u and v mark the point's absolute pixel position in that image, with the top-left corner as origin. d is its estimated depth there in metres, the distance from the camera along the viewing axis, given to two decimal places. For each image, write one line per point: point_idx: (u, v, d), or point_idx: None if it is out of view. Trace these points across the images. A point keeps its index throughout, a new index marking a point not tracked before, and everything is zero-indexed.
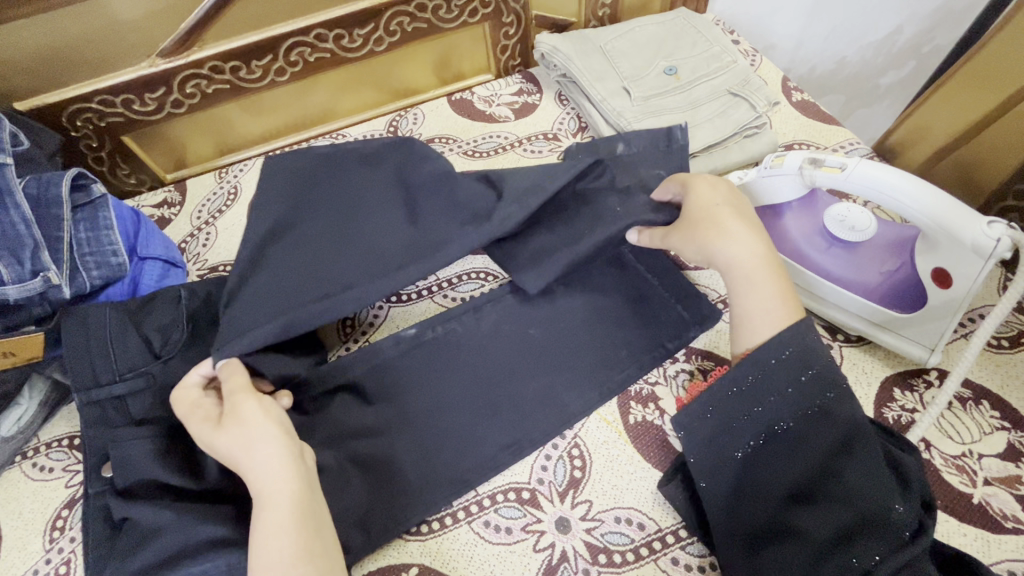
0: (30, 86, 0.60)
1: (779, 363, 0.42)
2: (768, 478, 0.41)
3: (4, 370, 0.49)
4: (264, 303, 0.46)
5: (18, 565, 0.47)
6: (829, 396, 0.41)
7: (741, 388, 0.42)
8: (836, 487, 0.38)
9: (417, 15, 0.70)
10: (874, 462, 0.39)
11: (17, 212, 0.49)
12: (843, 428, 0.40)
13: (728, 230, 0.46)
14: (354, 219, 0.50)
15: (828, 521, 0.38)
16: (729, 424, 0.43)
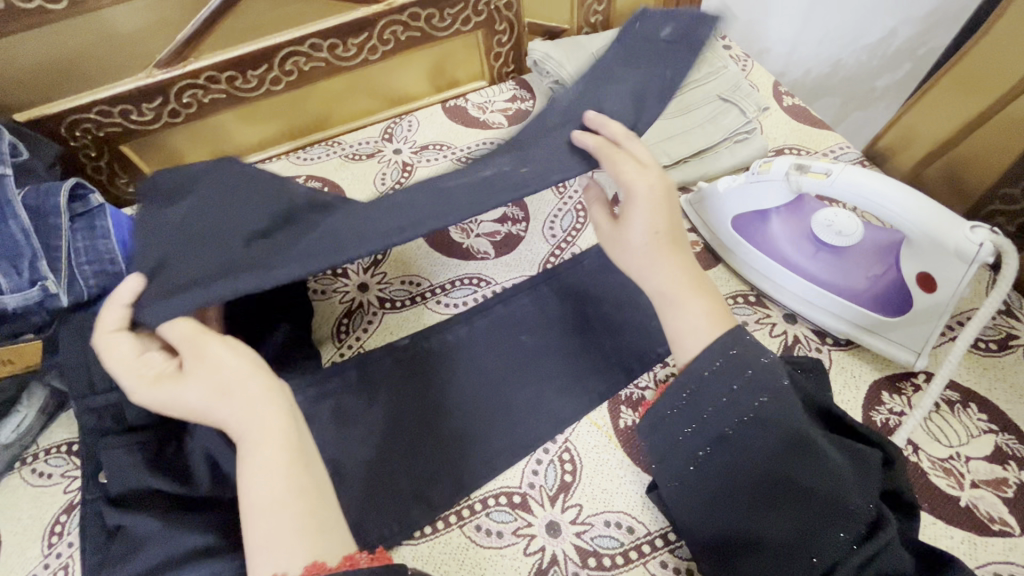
0: (31, 98, 0.61)
1: (712, 374, 0.40)
2: (730, 487, 0.40)
3: (5, 377, 0.51)
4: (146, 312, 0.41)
5: (17, 570, 0.48)
6: (762, 401, 0.39)
7: (685, 399, 0.41)
8: (794, 490, 0.38)
9: (411, 24, 0.71)
10: (824, 461, 0.38)
11: (17, 222, 0.50)
12: (790, 432, 0.38)
13: (657, 246, 0.45)
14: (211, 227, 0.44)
15: (791, 524, 0.38)
16: (680, 434, 0.42)
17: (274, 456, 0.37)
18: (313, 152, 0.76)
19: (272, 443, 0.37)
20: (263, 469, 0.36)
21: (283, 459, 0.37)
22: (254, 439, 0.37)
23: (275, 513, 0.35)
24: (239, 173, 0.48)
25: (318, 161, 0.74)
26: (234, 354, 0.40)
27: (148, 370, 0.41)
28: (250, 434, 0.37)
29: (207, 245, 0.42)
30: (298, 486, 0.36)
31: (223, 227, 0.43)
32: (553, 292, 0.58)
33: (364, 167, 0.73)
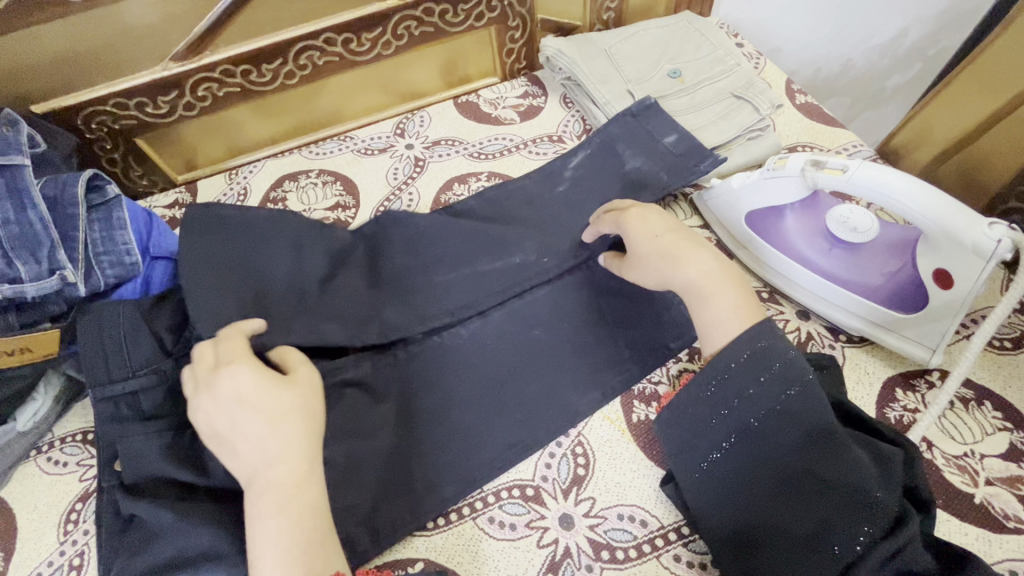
0: (46, 90, 0.61)
1: (740, 365, 0.42)
2: (750, 478, 0.40)
3: (22, 367, 0.50)
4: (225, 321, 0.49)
5: (32, 557, 0.48)
6: (790, 393, 0.40)
7: (711, 391, 0.42)
8: (815, 482, 0.38)
9: (424, 19, 0.71)
10: (847, 454, 0.39)
11: (35, 212, 0.50)
12: (813, 425, 0.39)
13: (685, 247, 0.47)
14: (275, 270, 0.54)
15: (812, 516, 0.38)
16: (704, 426, 0.42)
17: (302, 505, 0.39)
18: (326, 146, 0.76)
19: (309, 491, 0.40)
20: (282, 512, 0.38)
21: (305, 506, 0.39)
22: (283, 487, 0.39)
23: (288, 553, 0.37)
24: (266, 217, 0.56)
25: (332, 155, 0.75)
26: (305, 398, 0.42)
27: (250, 363, 0.43)
28: (282, 479, 0.39)
29: (264, 282, 0.53)
30: (321, 534, 0.39)
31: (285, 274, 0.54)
32: (566, 286, 0.58)
33: (377, 161, 0.73)
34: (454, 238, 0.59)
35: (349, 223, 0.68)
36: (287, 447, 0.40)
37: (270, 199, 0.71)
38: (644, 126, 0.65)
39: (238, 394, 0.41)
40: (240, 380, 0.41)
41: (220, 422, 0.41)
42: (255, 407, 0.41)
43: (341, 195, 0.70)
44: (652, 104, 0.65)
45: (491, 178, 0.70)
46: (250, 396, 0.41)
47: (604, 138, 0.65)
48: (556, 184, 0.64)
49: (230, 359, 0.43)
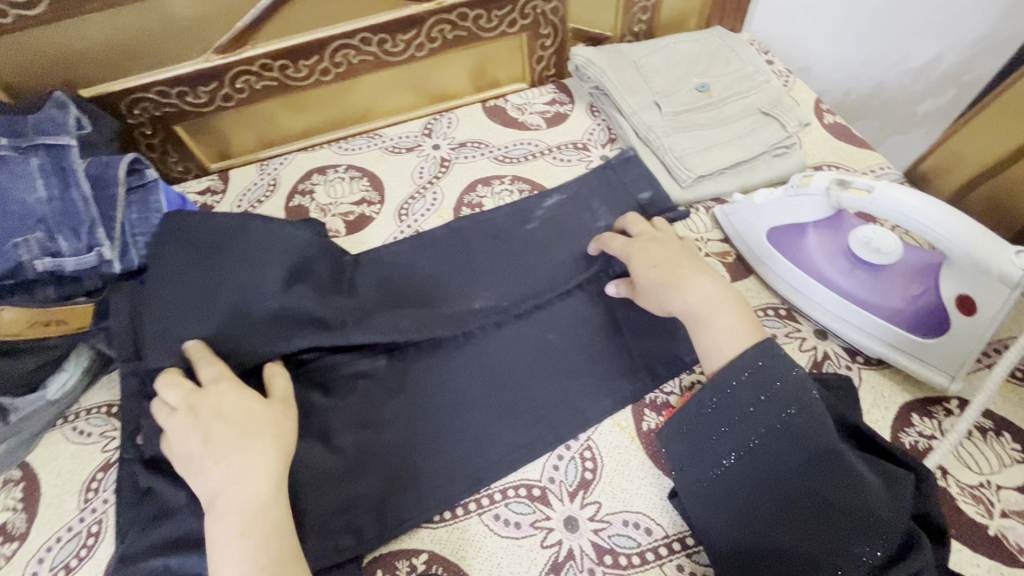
0: (95, 75, 0.64)
1: (740, 384, 0.42)
2: (757, 495, 0.40)
3: (55, 337, 0.52)
4: (211, 329, 0.49)
5: (54, 521, 0.50)
6: (790, 413, 0.40)
7: (713, 408, 0.43)
8: (825, 501, 0.38)
9: (459, 23, 0.72)
10: (857, 475, 0.39)
11: (78, 189, 0.53)
12: (822, 445, 0.39)
13: (685, 274, 0.49)
14: (235, 275, 0.51)
15: (821, 536, 0.38)
16: (708, 441, 0.42)
17: (267, 522, 0.40)
18: (354, 142, 0.78)
19: (271, 513, 0.41)
20: (245, 534, 0.39)
21: (265, 521, 0.40)
22: (245, 506, 0.40)
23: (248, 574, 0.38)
24: (219, 227, 0.53)
25: (359, 152, 0.76)
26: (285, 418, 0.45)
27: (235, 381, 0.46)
28: (246, 496, 0.41)
29: (231, 289, 0.51)
30: (276, 556, 0.39)
31: (249, 279, 0.52)
32: (583, 291, 0.58)
33: (404, 160, 0.75)
34: (450, 264, 0.61)
35: (373, 218, 0.69)
36: (250, 463, 0.42)
37: (298, 191, 0.73)
38: (619, 179, 0.64)
39: (222, 407, 0.44)
40: (227, 398, 0.44)
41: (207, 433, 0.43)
42: (233, 422, 0.43)
43: (367, 190, 0.72)
44: (630, 156, 0.66)
45: (515, 182, 0.71)
46: (231, 413, 0.44)
47: (582, 187, 0.65)
48: (527, 221, 0.63)
49: (219, 378, 0.46)
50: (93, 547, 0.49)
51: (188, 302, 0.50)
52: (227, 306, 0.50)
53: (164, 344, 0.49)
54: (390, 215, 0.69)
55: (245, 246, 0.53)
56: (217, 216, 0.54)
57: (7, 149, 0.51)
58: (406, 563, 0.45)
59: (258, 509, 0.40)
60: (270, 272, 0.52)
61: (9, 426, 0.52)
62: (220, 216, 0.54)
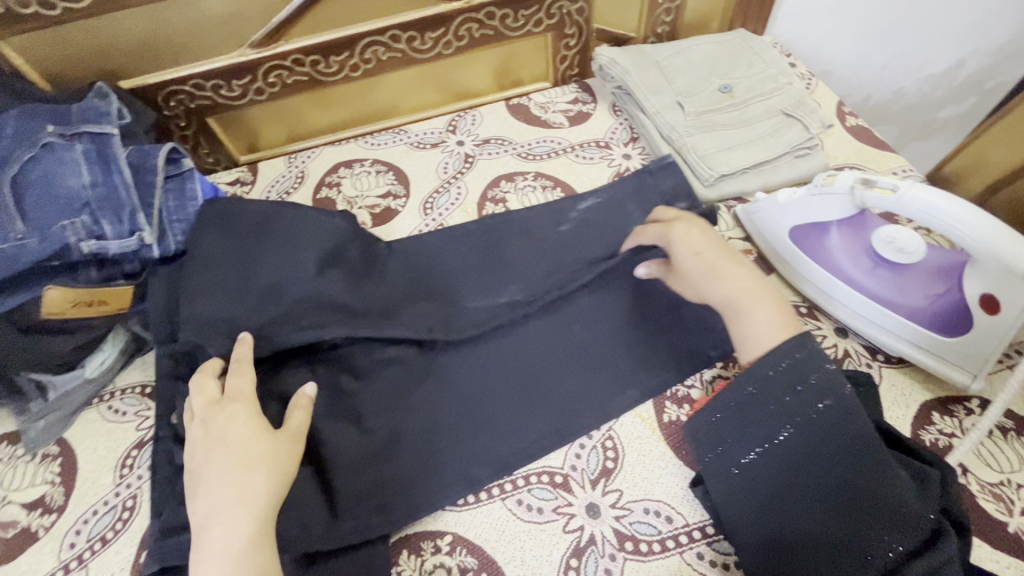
0: (135, 67, 0.66)
1: (779, 373, 0.42)
2: (784, 486, 0.41)
3: (99, 318, 0.55)
4: (259, 317, 0.52)
5: (91, 495, 0.52)
6: (823, 406, 0.41)
7: (745, 398, 0.42)
8: (851, 493, 0.39)
9: (486, 22, 0.74)
10: (885, 469, 0.39)
11: (120, 176, 0.54)
12: (851, 438, 0.40)
13: (727, 266, 0.48)
14: (273, 263, 0.54)
15: (845, 526, 0.39)
16: (737, 432, 0.42)
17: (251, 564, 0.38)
18: (380, 137, 0.79)
19: (255, 556, 0.39)
20: None
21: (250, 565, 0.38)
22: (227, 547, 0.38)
23: None
24: (256, 217, 0.56)
25: (385, 147, 0.78)
26: (283, 450, 0.44)
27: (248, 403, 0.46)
28: (230, 537, 0.39)
29: (272, 277, 0.53)
30: None
31: (286, 265, 0.54)
32: (606, 285, 0.59)
33: (429, 155, 0.76)
34: (474, 258, 0.61)
35: (398, 211, 0.71)
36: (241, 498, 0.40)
37: (325, 183, 0.74)
38: (656, 183, 0.65)
39: (228, 429, 0.43)
40: (237, 421, 0.44)
41: (226, 435, 0.43)
42: (236, 449, 0.42)
43: (393, 184, 0.74)
44: (671, 161, 0.65)
45: (538, 179, 0.72)
46: (235, 439, 0.43)
47: (617, 192, 0.65)
48: (561, 223, 0.63)
49: (236, 396, 0.46)
50: (128, 521, 0.50)
51: (232, 291, 0.53)
52: (270, 293, 0.53)
53: (212, 331, 0.51)
54: (415, 209, 0.71)
55: (280, 233, 0.55)
56: (252, 205, 0.56)
57: (53, 136, 0.53)
58: (430, 544, 0.46)
59: (244, 551, 0.38)
60: (306, 258, 0.54)
61: (48, 403, 0.55)
62: (255, 206, 0.56)
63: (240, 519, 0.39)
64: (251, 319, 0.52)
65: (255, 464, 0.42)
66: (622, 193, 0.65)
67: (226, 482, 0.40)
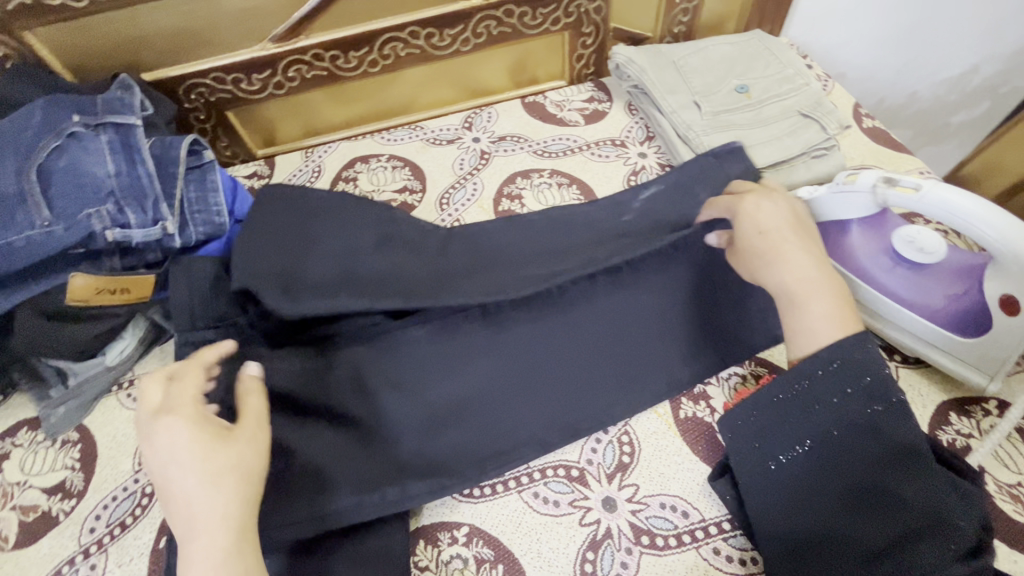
0: (157, 60, 0.67)
1: (830, 373, 0.42)
2: (822, 484, 0.41)
3: (118, 305, 0.56)
4: (319, 294, 0.51)
5: (110, 480, 0.53)
6: (876, 411, 0.41)
7: (792, 395, 0.43)
8: (892, 498, 0.38)
9: (504, 20, 0.74)
10: (931, 478, 0.39)
11: (144, 166, 0.55)
12: (899, 445, 0.39)
13: (790, 251, 0.47)
14: (331, 246, 0.54)
15: (882, 530, 0.38)
16: (780, 428, 0.43)
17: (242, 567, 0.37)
18: (396, 133, 0.80)
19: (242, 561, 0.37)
20: None
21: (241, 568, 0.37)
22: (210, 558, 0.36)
23: None
24: (314, 203, 0.57)
25: (401, 143, 0.78)
26: (246, 451, 0.41)
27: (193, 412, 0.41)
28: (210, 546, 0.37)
29: (331, 259, 0.54)
30: None
31: (344, 249, 0.54)
32: None
33: (444, 151, 0.77)
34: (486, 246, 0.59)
35: (415, 206, 0.71)
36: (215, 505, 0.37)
37: (342, 177, 0.75)
38: (722, 168, 0.62)
39: (175, 439, 0.39)
40: (183, 429, 0.39)
41: (181, 439, 0.39)
42: (191, 462, 0.38)
43: (409, 179, 0.74)
44: (737, 147, 0.63)
45: (553, 176, 0.72)
46: (185, 451, 0.38)
47: (681, 175, 0.63)
48: (623, 214, 0.62)
49: (175, 406, 0.41)
50: (147, 507, 0.51)
51: (291, 269, 0.52)
52: (330, 271, 0.53)
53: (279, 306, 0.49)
54: (431, 204, 0.71)
55: (336, 218, 0.56)
56: (309, 193, 0.57)
57: (79, 125, 0.54)
58: (447, 534, 0.47)
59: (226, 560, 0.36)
60: (362, 243, 0.55)
61: (66, 389, 0.57)
62: (314, 193, 0.57)
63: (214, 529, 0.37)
64: (310, 295, 0.51)
65: (221, 472, 0.38)
66: (683, 171, 0.63)
67: (191, 493, 0.37)
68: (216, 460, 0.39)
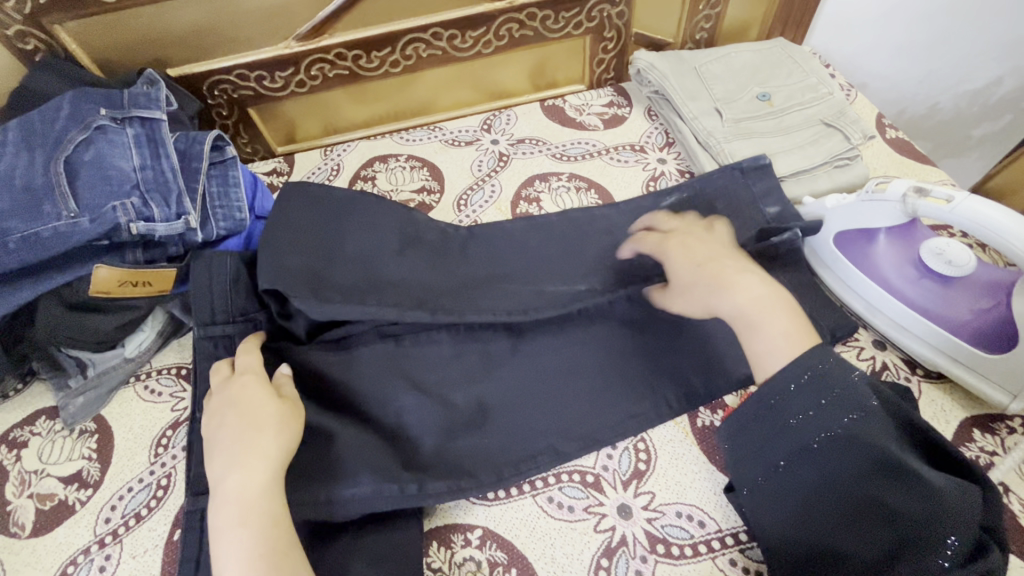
0: (183, 56, 0.67)
1: (799, 387, 0.41)
2: (812, 499, 0.40)
3: (142, 297, 0.56)
4: (343, 291, 0.51)
5: (126, 471, 0.53)
6: (852, 419, 0.39)
7: (768, 409, 0.42)
8: (882, 509, 0.38)
9: (527, 23, 0.74)
10: (921, 488, 0.37)
11: (168, 161, 0.55)
12: (884, 455, 0.38)
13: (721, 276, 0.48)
14: (354, 247, 0.55)
15: (875, 543, 0.38)
16: (762, 443, 0.42)
17: (266, 513, 0.39)
18: (414, 134, 0.80)
19: (271, 502, 0.40)
20: (243, 524, 0.39)
21: (271, 515, 0.40)
22: (244, 496, 0.40)
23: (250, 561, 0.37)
24: (339, 201, 0.57)
25: (420, 143, 0.79)
26: (293, 410, 0.45)
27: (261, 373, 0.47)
28: (247, 486, 0.40)
29: (354, 259, 0.54)
30: (274, 549, 0.38)
31: (367, 251, 0.55)
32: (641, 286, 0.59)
33: (463, 153, 0.77)
34: (507, 248, 0.60)
35: (433, 206, 0.71)
36: (258, 450, 0.42)
37: (360, 176, 0.75)
38: (749, 183, 0.61)
39: (241, 395, 0.45)
40: (248, 388, 0.46)
41: (245, 395, 0.45)
42: (248, 412, 0.44)
43: (427, 180, 0.74)
44: (765, 164, 0.62)
45: (572, 179, 0.72)
46: (247, 403, 0.45)
47: (704, 187, 0.62)
48: (644, 221, 0.61)
49: (244, 371, 0.48)
50: (162, 499, 0.51)
51: (314, 266, 0.52)
52: (353, 271, 0.53)
53: (312, 304, 0.49)
54: (449, 205, 0.71)
55: (359, 218, 0.57)
56: (334, 190, 0.57)
57: (106, 118, 0.54)
58: (461, 536, 0.46)
59: (257, 500, 0.40)
60: (386, 247, 0.56)
61: (86, 379, 0.57)
62: (337, 190, 0.57)
63: (252, 472, 0.41)
64: (335, 294, 0.51)
65: (267, 423, 0.43)
66: (707, 183, 0.62)
67: (244, 437, 0.43)
68: (270, 410, 0.44)
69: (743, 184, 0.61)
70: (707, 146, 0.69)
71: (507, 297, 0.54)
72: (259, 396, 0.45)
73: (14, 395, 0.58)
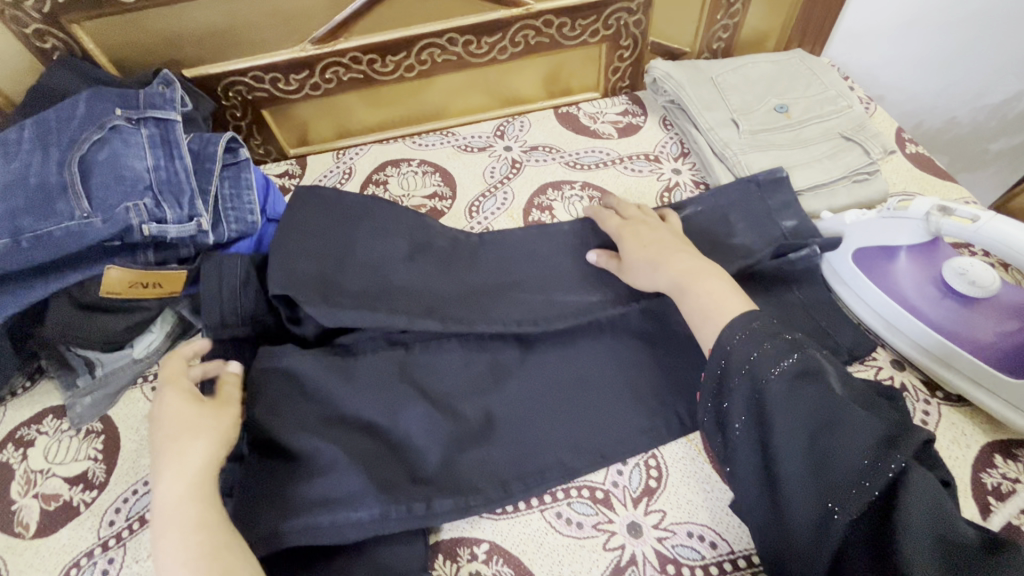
0: (200, 58, 0.67)
1: (741, 340, 0.42)
2: (766, 453, 0.40)
3: (152, 298, 0.56)
4: (353, 299, 0.51)
5: (130, 474, 0.52)
6: (790, 364, 0.40)
7: (719, 371, 0.43)
8: (825, 452, 0.37)
9: (543, 30, 0.74)
10: (859, 425, 0.37)
11: (181, 162, 0.55)
12: (824, 399, 0.38)
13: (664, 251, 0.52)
14: (366, 254, 0.54)
15: (821, 487, 0.37)
16: (720, 405, 0.43)
17: (190, 520, 0.38)
18: (427, 138, 0.80)
19: (197, 508, 0.39)
20: (168, 535, 0.38)
21: (195, 522, 0.38)
22: (170, 505, 0.39)
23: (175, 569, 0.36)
24: (352, 206, 0.56)
25: (433, 148, 0.78)
26: (211, 414, 0.44)
27: (179, 382, 0.46)
28: (169, 496, 0.39)
29: (366, 266, 0.54)
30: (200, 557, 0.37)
31: (379, 257, 0.55)
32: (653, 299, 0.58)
33: (476, 159, 0.77)
34: (519, 256, 0.59)
35: (444, 212, 0.71)
36: (175, 455, 0.41)
37: (371, 181, 0.75)
38: (766, 197, 0.60)
39: (161, 406, 0.44)
40: (167, 398, 0.44)
41: (166, 405, 0.44)
42: (165, 421, 0.43)
43: (439, 185, 0.74)
44: (782, 177, 0.61)
45: (585, 188, 0.72)
46: (167, 409, 0.44)
47: (720, 199, 0.61)
48: None
49: (166, 380, 0.46)
50: None
51: (326, 272, 0.52)
52: (365, 278, 0.53)
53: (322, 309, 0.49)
54: (461, 212, 0.71)
55: (372, 224, 0.56)
56: (346, 195, 0.57)
57: (121, 119, 0.54)
58: (466, 551, 0.46)
59: (179, 509, 0.39)
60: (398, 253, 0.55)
61: (94, 379, 0.57)
62: (349, 195, 0.57)
63: (175, 476, 0.40)
64: (345, 301, 0.50)
65: (188, 430, 0.42)
66: (722, 195, 0.61)
67: (163, 444, 0.42)
68: (186, 415, 0.43)
69: (758, 197, 0.60)
70: (722, 157, 0.68)
71: (517, 306, 0.54)
72: (177, 403, 0.44)
73: (23, 393, 0.58)
